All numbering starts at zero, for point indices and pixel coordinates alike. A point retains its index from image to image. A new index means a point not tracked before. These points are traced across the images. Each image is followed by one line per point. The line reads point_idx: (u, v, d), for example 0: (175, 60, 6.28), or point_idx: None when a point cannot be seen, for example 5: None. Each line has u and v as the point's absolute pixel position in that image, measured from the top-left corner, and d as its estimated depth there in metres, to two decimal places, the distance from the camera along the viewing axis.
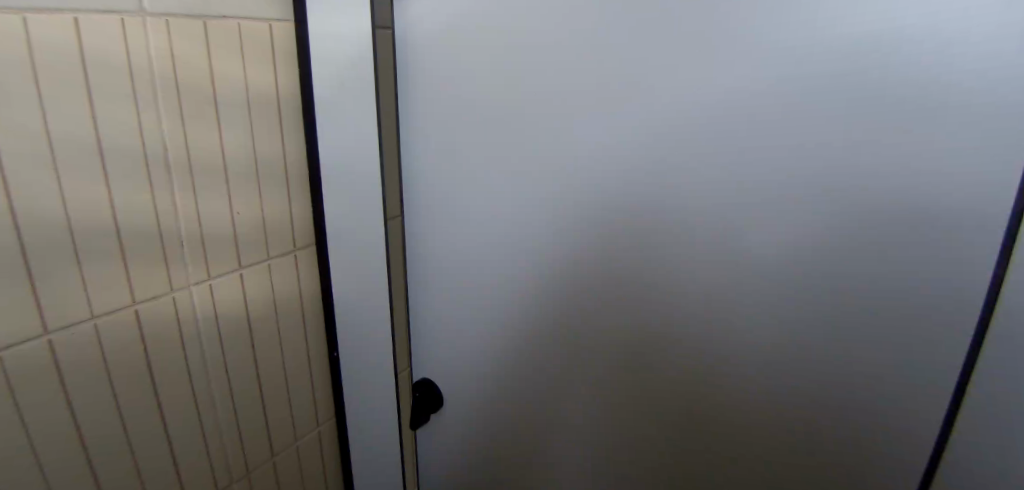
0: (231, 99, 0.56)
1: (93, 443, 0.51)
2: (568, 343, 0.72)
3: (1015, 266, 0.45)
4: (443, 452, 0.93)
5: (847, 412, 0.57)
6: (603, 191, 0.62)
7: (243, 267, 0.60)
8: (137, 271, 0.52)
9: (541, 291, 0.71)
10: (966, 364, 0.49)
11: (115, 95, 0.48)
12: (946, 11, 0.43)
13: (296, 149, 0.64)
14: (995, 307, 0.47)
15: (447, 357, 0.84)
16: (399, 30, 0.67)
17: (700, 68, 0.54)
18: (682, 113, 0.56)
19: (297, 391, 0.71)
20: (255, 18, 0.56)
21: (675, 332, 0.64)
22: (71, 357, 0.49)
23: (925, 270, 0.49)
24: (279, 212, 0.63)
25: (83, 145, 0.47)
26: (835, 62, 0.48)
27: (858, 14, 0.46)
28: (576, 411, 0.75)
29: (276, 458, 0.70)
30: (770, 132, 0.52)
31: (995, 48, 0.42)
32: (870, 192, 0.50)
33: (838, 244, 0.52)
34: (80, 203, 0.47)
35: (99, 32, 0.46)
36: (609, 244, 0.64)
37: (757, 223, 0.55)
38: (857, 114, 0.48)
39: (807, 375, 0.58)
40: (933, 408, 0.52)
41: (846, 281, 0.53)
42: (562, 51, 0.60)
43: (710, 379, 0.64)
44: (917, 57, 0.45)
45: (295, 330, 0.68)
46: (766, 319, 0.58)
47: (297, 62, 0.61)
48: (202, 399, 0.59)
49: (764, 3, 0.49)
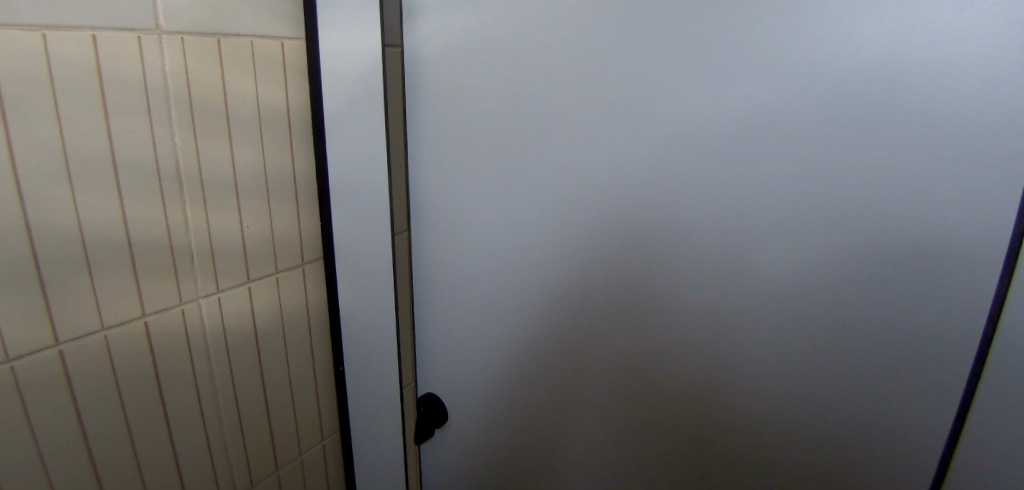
0: (243, 114, 0.57)
1: (98, 449, 0.52)
2: (572, 363, 0.71)
3: (1016, 287, 0.43)
4: (446, 465, 0.92)
5: (853, 445, 0.55)
6: (607, 215, 0.61)
7: (251, 281, 0.61)
8: (147, 285, 0.52)
9: (547, 310, 0.70)
10: (963, 400, 0.48)
11: (130, 111, 0.48)
12: (955, 39, 0.42)
13: (306, 165, 0.64)
14: (996, 329, 0.45)
15: (451, 371, 0.84)
16: (407, 47, 0.67)
17: (707, 92, 0.52)
18: (687, 140, 0.55)
19: (302, 403, 0.72)
20: (267, 34, 0.57)
21: (679, 357, 0.62)
22: (80, 367, 0.49)
23: (931, 305, 0.47)
24: (286, 230, 0.64)
25: (97, 160, 0.47)
26: (843, 87, 0.46)
27: (863, 45, 0.45)
28: (579, 430, 0.74)
29: (279, 469, 0.71)
30: (776, 162, 0.51)
31: (1006, 77, 0.41)
32: (875, 227, 0.48)
33: (848, 276, 0.50)
34: (93, 215, 0.48)
35: (117, 48, 0.47)
36: (614, 264, 0.63)
37: (762, 253, 0.54)
38: (864, 147, 0.47)
39: (812, 408, 0.56)
40: (932, 444, 0.51)
41: (855, 314, 0.51)
42: (567, 74, 0.59)
43: (715, 405, 0.62)
44: (925, 86, 0.43)
45: (300, 342, 0.69)
46: (769, 350, 0.57)
47: (308, 78, 0.62)
48: (207, 407, 0.60)
49: (770, 33, 0.48)
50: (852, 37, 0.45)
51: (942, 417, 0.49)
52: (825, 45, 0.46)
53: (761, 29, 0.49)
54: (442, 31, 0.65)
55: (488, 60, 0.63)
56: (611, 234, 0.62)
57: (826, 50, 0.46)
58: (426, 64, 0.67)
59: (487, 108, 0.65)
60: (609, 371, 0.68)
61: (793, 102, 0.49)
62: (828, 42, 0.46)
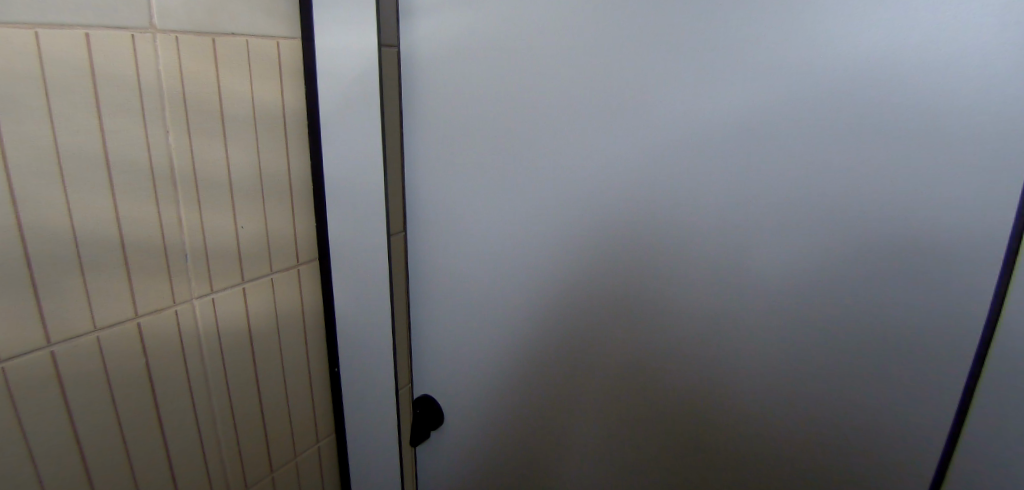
0: (238, 113, 0.56)
1: (90, 450, 0.52)
2: (568, 364, 0.71)
3: (1015, 286, 0.43)
4: (442, 467, 0.92)
5: (848, 446, 0.55)
6: (604, 216, 0.61)
7: (246, 282, 0.61)
8: (141, 285, 0.52)
9: (543, 312, 0.70)
10: (962, 401, 0.48)
11: (125, 110, 0.48)
12: (952, 42, 0.42)
13: (301, 165, 0.64)
14: (995, 329, 0.45)
15: (448, 373, 0.83)
16: (405, 47, 0.67)
17: (706, 93, 0.52)
18: (684, 141, 0.54)
19: (297, 405, 0.71)
20: (263, 33, 0.57)
21: (674, 358, 0.62)
22: (72, 367, 0.49)
23: (929, 307, 0.47)
24: (282, 231, 0.63)
25: (92, 158, 0.47)
26: (842, 88, 0.46)
27: (859, 47, 0.45)
28: (576, 432, 0.74)
29: (274, 471, 0.70)
30: (773, 163, 0.51)
31: (1004, 79, 0.41)
32: (872, 230, 0.48)
33: (847, 275, 0.50)
34: (86, 215, 0.47)
35: (111, 48, 0.46)
36: (611, 265, 0.63)
37: (759, 254, 0.54)
38: (860, 149, 0.47)
39: (809, 409, 0.56)
40: (931, 445, 0.50)
41: (855, 315, 0.51)
42: (566, 74, 0.59)
43: (710, 405, 0.62)
44: (923, 88, 0.43)
45: (296, 344, 0.69)
46: (766, 351, 0.57)
47: (303, 79, 0.61)
48: (200, 408, 0.60)
49: (770, 34, 0.48)
50: (849, 38, 0.45)
51: (940, 420, 0.49)
52: (824, 46, 0.46)
53: (760, 31, 0.49)
54: (440, 30, 0.65)
55: (485, 60, 0.63)
56: (609, 236, 0.62)
57: (826, 50, 0.46)
58: (423, 64, 0.67)
59: (484, 108, 0.65)
60: (605, 372, 0.68)
61: (791, 102, 0.48)
62: (827, 44, 0.46)
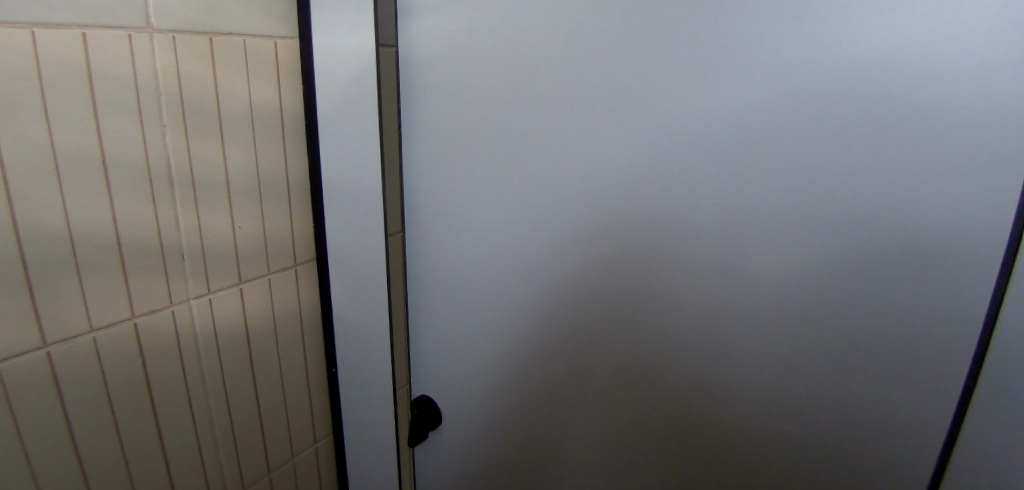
0: (235, 113, 0.56)
1: (86, 451, 0.52)
2: (567, 364, 0.70)
3: (1015, 285, 0.43)
4: (440, 467, 0.92)
5: (846, 445, 0.55)
6: (602, 215, 0.61)
7: (243, 282, 0.61)
8: (137, 285, 0.52)
9: (540, 312, 0.69)
10: (961, 400, 0.48)
11: (121, 109, 0.48)
12: (951, 42, 0.42)
13: (298, 164, 0.64)
14: (995, 329, 0.45)
15: (447, 373, 0.83)
16: (403, 46, 0.67)
17: (705, 93, 0.52)
18: (682, 141, 0.54)
19: (294, 405, 0.71)
20: (260, 33, 0.57)
21: (671, 357, 0.62)
22: (68, 367, 0.49)
23: (928, 307, 0.47)
24: (279, 231, 0.63)
25: (88, 159, 0.46)
26: (840, 88, 0.46)
27: (858, 47, 0.45)
28: (573, 431, 0.73)
29: (271, 472, 0.70)
30: (771, 163, 0.51)
31: (1003, 79, 0.41)
32: (870, 230, 0.48)
33: (845, 275, 0.50)
34: (82, 215, 0.47)
35: (107, 47, 0.46)
36: (609, 265, 0.63)
37: (757, 254, 0.54)
38: (859, 149, 0.46)
39: (808, 409, 0.56)
40: (930, 445, 0.50)
41: (853, 315, 0.51)
42: (565, 73, 0.59)
43: (708, 405, 0.62)
44: (922, 88, 0.43)
45: (293, 344, 0.69)
46: (764, 350, 0.57)
47: (301, 78, 0.61)
48: (197, 408, 0.60)
49: (769, 34, 0.48)
50: (848, 38, 0.45)
51: (939, 419, 0.49)
52: (822, 46, 0.46)
53: (759, 31, 0.48)
54: (439, 30, 0.64)
55: (483, 60, 0.63)
56: (607, 236, 0.62)
57: (825, 50, 0.46)
58: (422, 64, 0.67)
59: (482, 107, 0.65)
60: (603, 372, 0.68)
61: (790, 102, 0.48)
62: (826, 45, 0.46)
